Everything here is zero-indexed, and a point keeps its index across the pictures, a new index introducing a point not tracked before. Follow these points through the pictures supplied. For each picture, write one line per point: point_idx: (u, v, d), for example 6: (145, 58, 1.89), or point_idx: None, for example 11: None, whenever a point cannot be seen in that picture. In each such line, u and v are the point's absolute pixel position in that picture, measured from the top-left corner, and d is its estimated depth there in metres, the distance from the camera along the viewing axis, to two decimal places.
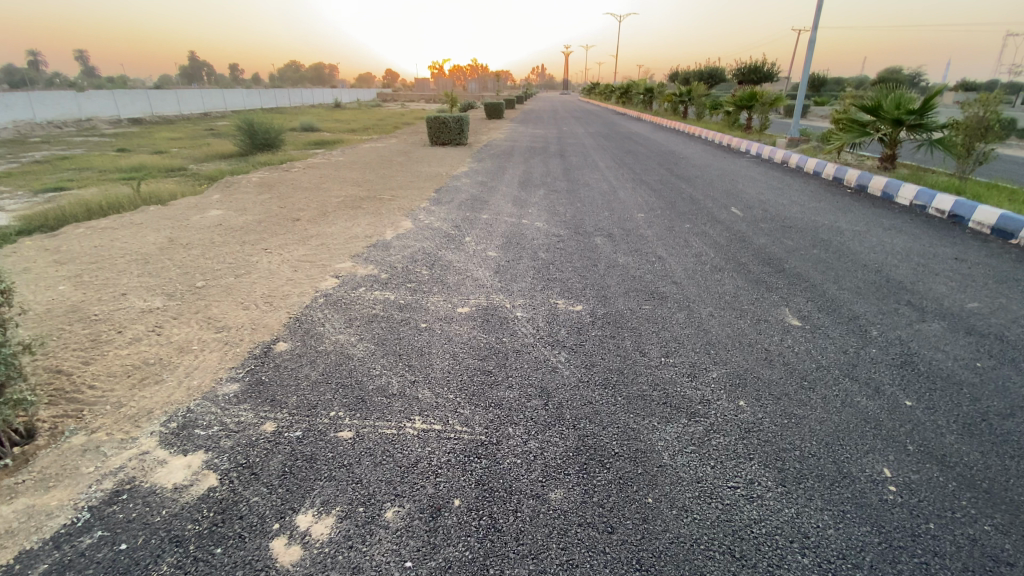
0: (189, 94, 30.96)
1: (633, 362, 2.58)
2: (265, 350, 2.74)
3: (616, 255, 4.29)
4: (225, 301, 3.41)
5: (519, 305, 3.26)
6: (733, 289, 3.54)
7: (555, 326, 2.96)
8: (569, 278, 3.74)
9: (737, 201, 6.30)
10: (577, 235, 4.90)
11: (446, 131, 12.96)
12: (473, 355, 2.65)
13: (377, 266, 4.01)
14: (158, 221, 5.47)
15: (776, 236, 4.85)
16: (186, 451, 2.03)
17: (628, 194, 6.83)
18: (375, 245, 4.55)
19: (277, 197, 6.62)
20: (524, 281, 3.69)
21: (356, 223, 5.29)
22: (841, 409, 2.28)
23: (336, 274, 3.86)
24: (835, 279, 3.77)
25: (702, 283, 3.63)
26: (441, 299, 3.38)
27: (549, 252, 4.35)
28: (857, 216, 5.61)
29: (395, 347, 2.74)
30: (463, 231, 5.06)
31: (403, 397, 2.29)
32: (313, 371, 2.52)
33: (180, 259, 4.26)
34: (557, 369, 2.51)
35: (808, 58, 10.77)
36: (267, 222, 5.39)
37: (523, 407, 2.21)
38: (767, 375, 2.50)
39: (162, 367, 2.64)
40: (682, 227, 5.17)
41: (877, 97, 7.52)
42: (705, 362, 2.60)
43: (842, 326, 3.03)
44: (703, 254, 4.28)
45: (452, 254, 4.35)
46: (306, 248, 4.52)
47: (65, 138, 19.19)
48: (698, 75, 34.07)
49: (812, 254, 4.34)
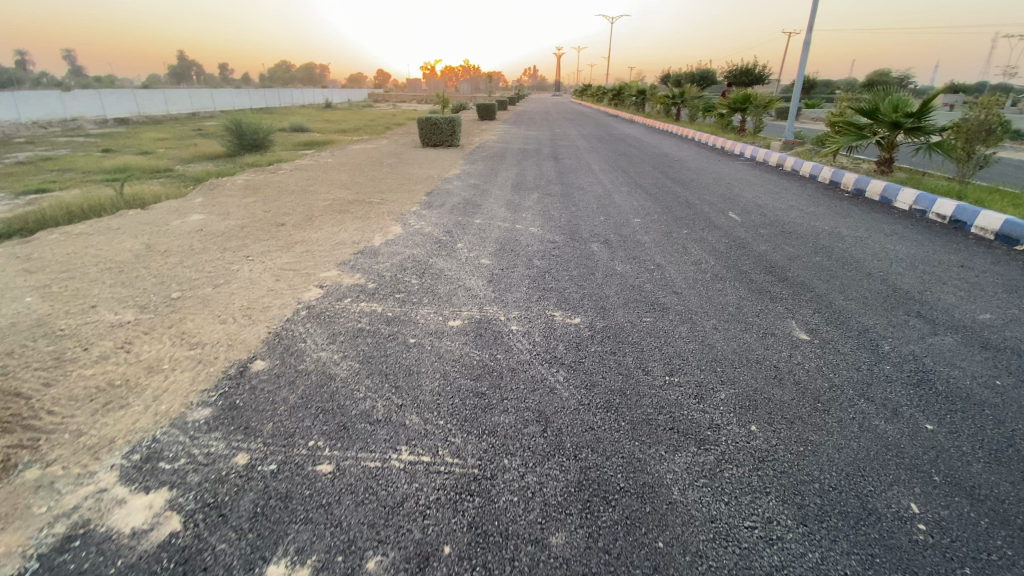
0: (178, 94, 30.53)
1: (636, 381, 2.41)
2: (241, 370, 2.55)
3: (614, 262, 4.14)
4: (202, 314, 3.21)
5: (514, 318, 3.09)
6: (737, 300, 3.40)
7: (551, 342, 2.79)
8: (566, 288, 3.57)
9: (735, 206, 6.18)
10: (573, 242, 4.74)
11: (437, 132, 12.78)
12: (465, 375, 2.47)
13: (364, 275, 3.82)
14: (136, 226, 5.24)
15: (777, 242, 4.72)
16: (148, 488, 1.84)
17: (623, 198, 6.69)
18: (362, 252, 4.37)
19: (262, 201, 6.41)
20: (519, 291, 3.53)
21: (343, 229, 5.10)
22: (859, 434, 2.13)
23: (320, 283, 3.67)
24: (840, 289, 3.65)
25: (704, 293, 3.48)
26: (431, 311, 3.20)
27: (544, 260, 4.19)
28: (858, 222, 5.50)
29: (381, 366, 2.56)
30: (455, 236, 4.88)
31: (388, 423, 2.12)
32: (292, 394, 2.34)
33: (156, 268, 4.04)
34: (555, 390, 2.34)
35: (803, 60, 10.70)
36: (251, 227, 5.18)
37: (519, 435, 2.04)
38: (779, 396, 2.35)
39: (129, 390, 2.44)
40: (680, 232, 5.03)
41: (875, 100, 7.43)
42: (712, 381, 2.44)
43: (853, 341, 2.89)
44: (703, 262, 4.13)
45: (443, 261, 4.17)
46: (290, 255, 4.32)
47: (49, 138, 18.79)
48: (689, 77, 34.17)
49: (815, 261, 4.22)
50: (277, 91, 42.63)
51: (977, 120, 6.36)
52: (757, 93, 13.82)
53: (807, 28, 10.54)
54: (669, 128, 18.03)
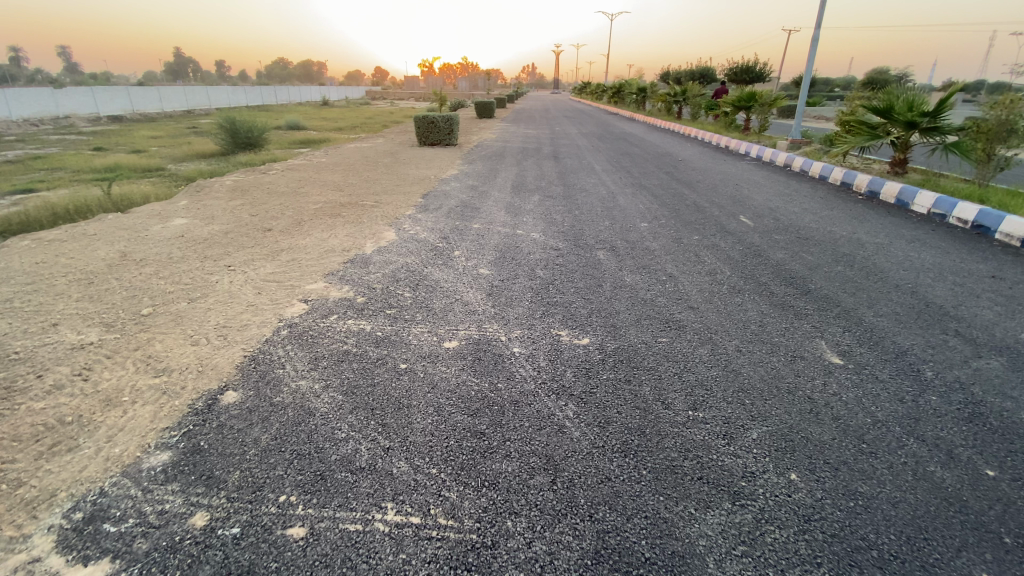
0: (172, 91, 30.11)
1: (655, 416, 2.13)
2: (209, 404, 2.27)
3: (622, 273, 3.85)
4: (173, 334, 2.93)
5: (516, 338, 2.80)
6: (759, 317, 3.11)
7: (558, 367, 2.50)
8: (572, 303, 3.28)
9: (745, 209, 5.90)
10: (577, 249, 4.45)
11: (435, 130, 12.48)
12: (460, 409, 2.17)
13: (353, 287, 3.53)
14: (114, 232, 4.94)
15: (794, 249, 4.45)
16: (87, 559, 1.54)
17: (629, 201, 6.39)
18: (353, 260, 4.08)
19: (249, 204, 6.10)
20: (522, 306, 3.24)
21: (333, 235, 4.80)
22: (914, 485, 1.85)
23: (305, 297, 3.37)
24: (869, 303, 3.37)
25: (722, 309, 3.20)
26: (424, 330, 2.91)
27: (547, 270, 3.91)
28: (877, 227, 5.22)
29: (368, 399, 2.26)
30: (452, 243, 4.60)
31: (374, 472, 1.83)
32: (265, 434, 2.06)
33: (129, 279, 3.75)
34: (564, 429, 2.05)
35: (812, 56, 10.39)
36: (236, 233, 4.89)
37: (525, 489, 1.75)
38: (818, 435, 2.07)
39: (80, 429, 2.15)
40: (691, 238, 4.75)
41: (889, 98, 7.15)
42: (741, 417, 2.15)
43: (891, 366, 2.61)
44: (718, 272, 3.85)
45: (439, 271, 3.89)
46: (274, 264, 4.02)
47: (41, 136, 18.42)
48: (690, 74, 33.94)
49: (837, 271, 3.94)
50: (274, 89, 42.30)
51: (998, 120, 6.08)
52: (763, 91, 13.52)
53: (816, 24, 10.20)
54: (671, 127, 17.74)
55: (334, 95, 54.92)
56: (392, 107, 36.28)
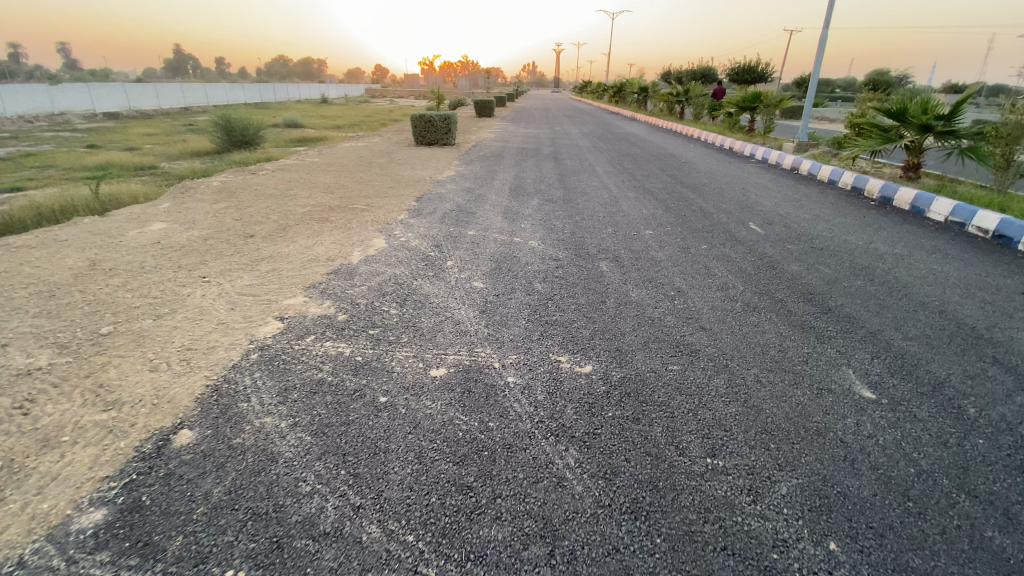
0: (170, 87, 29.74)
1: (669, 467, 1.86)
2: (159, 447, 2.00)
3: (626, 287, 3.58)
4: (132, 358, 2.65)
5: (511, 365, 2.52)
6: (777, 340, 2.84)
7: (557, 402, 2.21)
8: (572, 322, 3.00)
9: (754, 215, 5.63)
10: (578, 259, 4.17)
11: (433, 130, 12.20)
12: (445, 456, 1.89)
13: (335, 302, 3.26)
14: (87, 237, 4.65)
15: (809, 261, 4.17)
16: None
17: (632, 206, 6.10)
18: (337, 271, 3.80)
19: (234, 207, 5.80)
20: (518, 326, 2.96)
21: (319, 242, 4.51)
22: (971, 556, 1.57)
23: (281, 314, 3.10)
24: (895, 324, 3.10)
25: (737, 331, 2.93)
26: (409, 354, 2.62)
27: (546, 283, 3.64)
28: (894, 236, 4.94)
29: (340, 442, 1.98)
30: (445, 252, 4.31)
31: (339, 540, 1.56)
32: (218, 486, 1.79)
33: (94, 292, 3.47)
34: (564, 482, 1.78)
35: (821, 55, 10.07)
36: (216, 239, 4.60)
37: (517, 565, 1.47)
38: (857, 492, 1.80)
39: (9, 477, 1.88)
40: (698, 248, 4.47)
41: (902, 101, 6.87)
42: (767, 467, 1.88)
43: (929, 402, 2.34)
44: (730, 287, 3.58)
45: (429, 284, 3.61)
46: (252, 275, 3.75)
47: (35, 133, 18.13)
48: (691, 74, 33.70)
49: (857, 286, 3.67)
50: (274, 86, 42.02)
51: (1018, 124, 5.80)
52: (768, 92, 13.20)
53: (825, 22, 9.91)
54: (673, 128, 17.44)
55: (333, 94, 54.56)
56: (392, 106, 35.86)
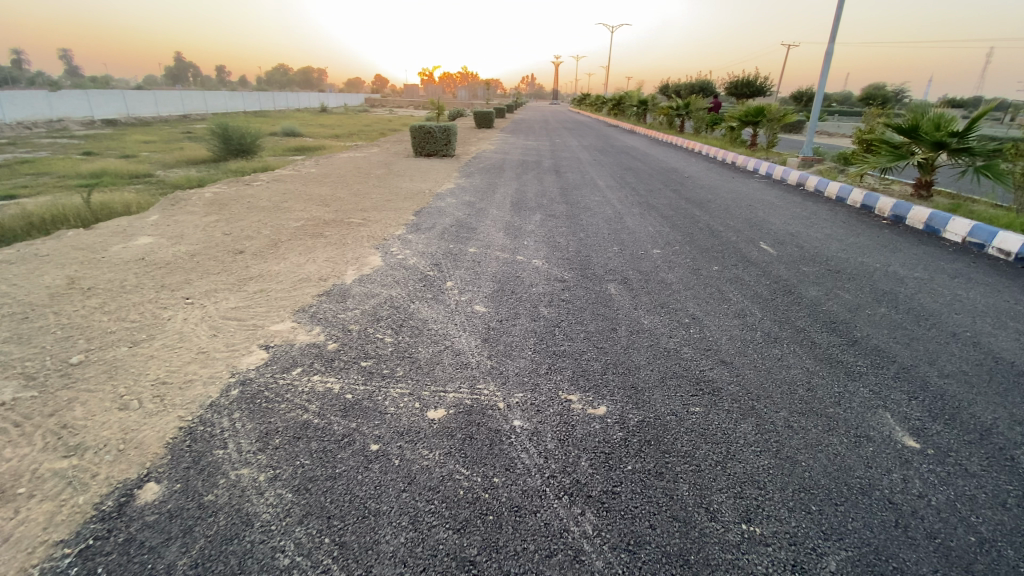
0: (169, 95, 29.59)
1: (700, 535, 1.63)
2: (121, 505, 1.76)
3: (637, 312, 3.35)
4: (102, 392, 2.41)
5: (517, 405, 2.28)
6: (805, 377, 2.62)
7: (570, 452, 1.99)
8: (582, 353, 2.77)
9: (765, 234, 5.43)
10: (584, 281, 3.96)
11: (432, 141, 12.04)
12: (446, 522, 1.66)
13: (325, 328, 3.02)
14: (68, 252, 4.41)
15: (827, 285, 3.96)
16: None
17: (638, 223, 5.90)
18: (329, 293, 3.58)
19: (225, 221, 5.57)
20: (523, 357, 2.73)
21: (311, 260, 4.28)
22: None
23: (268, 342, 2.86)
24: (928, 358, 2.89)
25: (760, 366, 2.71)
26: (404, 391, 2.39)
27: (552, 307, 3.41)
28: (912, 258, 4.75)
29: (325, 501, 1.75)
30: (444, 271, 4.09)
31: None
32: (184, 557, 1.55)
33: (69, 314, 3.23)
34: (581, 556, 1.54)
35: (827, 69, 9.94)
36: (203, 256, 4.37)
37: None
38: (916, 568, 1.57)
39: None
40: (710, 269, 4.27)
41: (914, 117, 6.73)
42: (811, 536, 1.66)
43: (978, 453, 2.12)
44: (748, 314, 3.36)
45: (427, 307, 3.38)
46: (240, 296, 3.52)
47: (31, 139, 17.94)
48: (689, 88, 33.78)
49: (882, 314, 3.46)
50: (273, 95, 42.07)
51: None
52: (771, 106, 13.07)
53: (831, 36, 9.79)
54: (674, 141, 17.32)
55: (332, 103, 54.58)
56: (390, 116, 35.70)
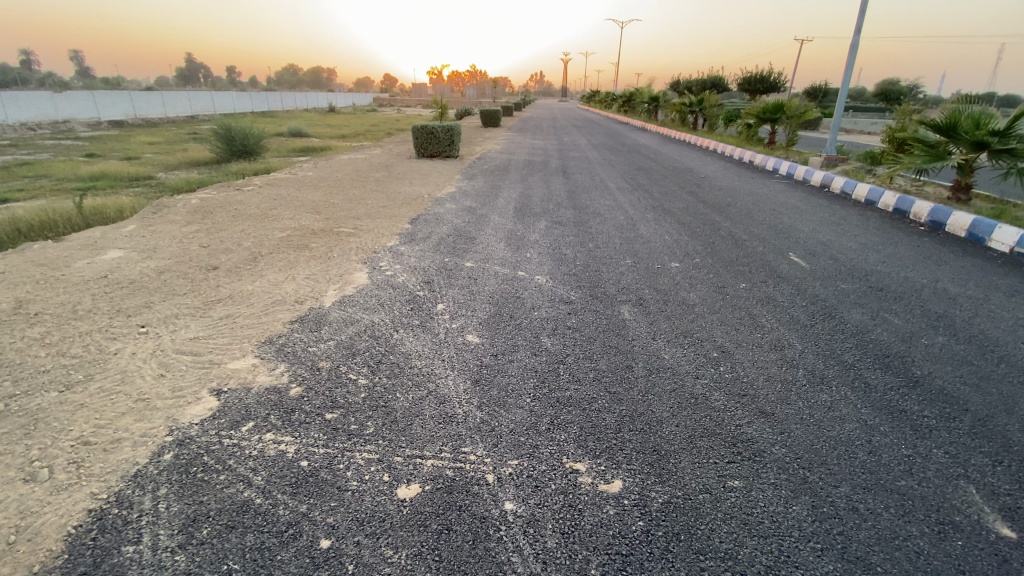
0: (177, 94, 29.40)
1: None
2: None
3: (656, 344, 2.89)
4: (8, 458, 1.99)
5: (510, 480, 1.83)
6: (864, 435, 2.14)
7: (577, 554, 1.54)
8: (592, 401, 2.31)
9: (793, 244, 4.94)
10: (593, 302, 3.50)
11: (435, 141, 11.62)
12: None
13: (291, 366, 2.59)
14: (28, 269, 4.03)
15: (871, 307, 3.47)
16: None
17: (652, 230, 5.41)
18: (303, 318, 3.15)
19: (206, 231, 5.18)
20: (521, 406, 2.26)
21: (290, 277, 3.86)
22: None
23: (221, 386, 2.43)
24: (1007, 404, 2.40)
25: (809, 420, 2.23)
26: (372, 457, 1.94)
27: (556, 336, 2.96)
28: (961, 273, 4.23)
29: None
30: (436, 290, 3.66)
31: None
32: None
33: (4, 347, 2.83)
34: None
35: (853, 62, 9.32)
36: (172, 272, 3.97)
37: None
38: None
39: None
40: (736, 287, 3.79)
41: (951, 115, 6.17)
42: None
43: None
44: (786, 346, 2.88)
45: (412, 336, 2.93)
46: (202, 323, 3.11)
47: (36, 141, 17.77)
48: (701, 84, 33.10)
49: (940, 344, 2.97)
50: (282, 95, 41.99)
51: None
52: (791, 102, 12.46)
53: (857, 28, 9.18)
54: (686, 140, 16.74)
55: (341, 102, 54.30)
56: (399, 115, 35.33)
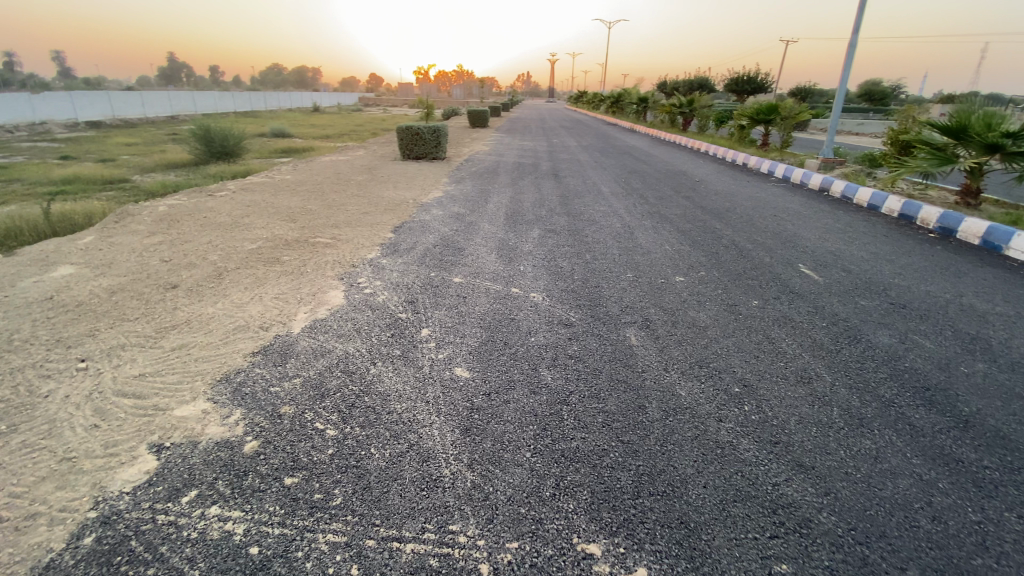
0: (158, 94, 28.62)
1: None
2: None
3: (669, 377, 2.55)
4: None
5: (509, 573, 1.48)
6: (923, 496, 1.82)
7: None
8: (603, 456, 1.96)
9: (802, 254, 4.65)
10: (595, 325, 3.15)
11: (421, 143, 11.22)
12: None
13: (248, 413, 2.20)
14: None
15: (899, 328, 3.17)
16: None
17: (652, 239, 5.10)
18: (267, 349, 2.77)
19: (171, 242, 4.76)
20: (520, 464, 1.91)
21: (257, 298, 3.47)
22: None
23: (162, 442, 2.04)
24: None
25: (858, 476, 1.90)
26: (338, 540, 1.58)
27: (555, 369, 2.61)
28: (984, 285, 3.96)
29: None
30: (419, 312, 3.29)
31: None
32: None
33: None
34: None
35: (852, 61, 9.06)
36: (126, 292, 3.56)
37: None
38: None
39: None
40: (748, 305, 3.48)
41: (961, 117, 5.92)
42: None
43: None
44: (814, 378, 2.57)
45: (391, 371, 2.55)
46: (151, 356, 2.71)
47: (7, 142, 17.03)
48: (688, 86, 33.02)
49: (983, 373, 2.66)
50: (268, 95, 41.25)
51: None
52: (785, 104, 12.23)
53: (855, 27, 8.92)
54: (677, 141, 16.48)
55: (326, 101, 53.53)
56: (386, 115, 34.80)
